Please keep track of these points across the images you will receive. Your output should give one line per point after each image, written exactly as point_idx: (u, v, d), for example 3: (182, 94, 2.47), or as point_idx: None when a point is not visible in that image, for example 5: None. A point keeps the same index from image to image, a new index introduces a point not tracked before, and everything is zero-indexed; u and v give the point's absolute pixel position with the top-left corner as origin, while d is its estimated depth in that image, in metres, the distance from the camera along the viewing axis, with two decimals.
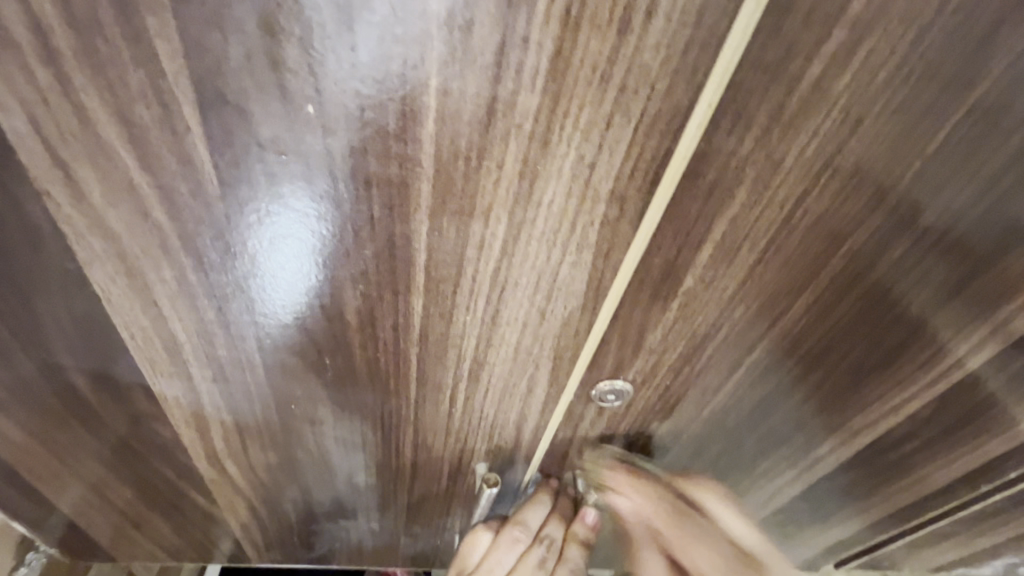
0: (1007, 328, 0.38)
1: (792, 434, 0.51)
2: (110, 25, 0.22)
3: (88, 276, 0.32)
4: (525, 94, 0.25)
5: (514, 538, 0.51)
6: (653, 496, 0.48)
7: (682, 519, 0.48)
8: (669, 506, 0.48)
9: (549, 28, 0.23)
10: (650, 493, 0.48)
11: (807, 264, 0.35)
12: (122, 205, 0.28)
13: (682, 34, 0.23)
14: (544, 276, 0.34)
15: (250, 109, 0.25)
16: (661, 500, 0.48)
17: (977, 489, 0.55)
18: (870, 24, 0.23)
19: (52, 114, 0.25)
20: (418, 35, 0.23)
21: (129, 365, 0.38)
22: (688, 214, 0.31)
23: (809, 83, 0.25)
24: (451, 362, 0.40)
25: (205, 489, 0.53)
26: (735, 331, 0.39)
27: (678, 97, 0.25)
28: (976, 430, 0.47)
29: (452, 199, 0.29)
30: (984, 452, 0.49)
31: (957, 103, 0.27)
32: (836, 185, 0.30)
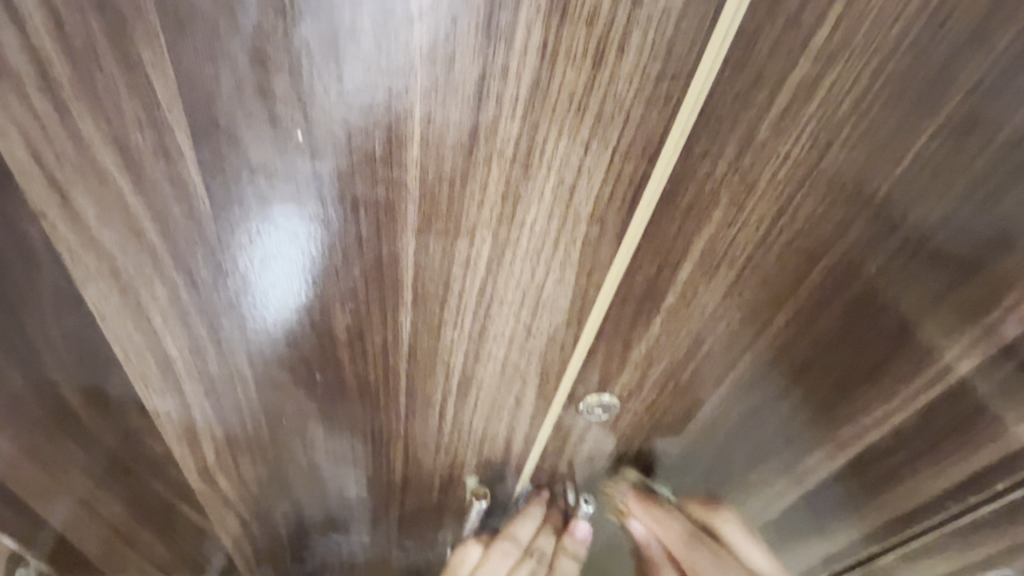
0: (982, 341, 0.39)
1: (779, 446, 0.52)
2: (107, 58, 0.23)
3: (81, 295, 0.33)
4: (506, 121, 0.26)
5: (506, 548, 0.51)
6: (673, 525, 0.49)
7: (705, 545, 0.49)
8: (689, 534, 0.49)
9: (527, 60, 0.24)
10: (669, 521, 0.50)
11: (786, 280, 0.36)
12: (116, 227, 0.29)
13: (654, 65, 0.24)
14: (529, 293, 0.35)
15: (241, 135, 0.26)
16: (677, 529, 0.49)
17: (965, 502, 0.55)
18: (833, 56, 0.25)
19: (49, 141, 0.25)
20: (402, 66, 0.24)
21: (121, 381, 0.39)
22: (667, 234, 0.32)
23: (778, 110, 0.27)
24: (440, 376, 0.41)
25: (197, 503, 0.53)
26: (718, 345, 0.40)
27: (653, 124, 0.26)
28: (959, 442, 0.48)
29: (438, 220, 0.30)
30: (970, 464, 0.50)
31: (921, 128, 0.28)
32: (808, 205, 0.31)
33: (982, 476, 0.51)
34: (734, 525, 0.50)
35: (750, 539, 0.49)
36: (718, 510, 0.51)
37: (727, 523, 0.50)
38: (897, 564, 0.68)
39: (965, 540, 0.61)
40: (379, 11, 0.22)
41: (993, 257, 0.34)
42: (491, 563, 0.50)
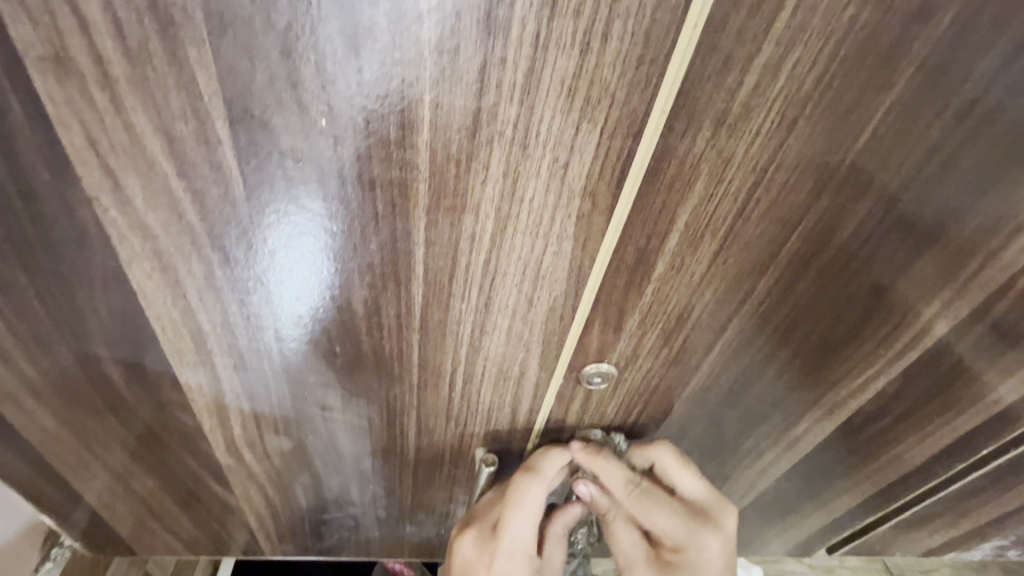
0: (946, 293, 0.43)
1: (770, 412, 0.55)
2: (159, 58, 0.27)
3: (126, 274, 0.36)
4: (505, 106, 0.29)
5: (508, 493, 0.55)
6: (616, 473, 0.52)
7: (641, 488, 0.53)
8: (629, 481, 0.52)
9: (522, 50, 0.27)
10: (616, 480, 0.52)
11: (766, 249, 0.39)
12: (160, 209, 0.33)
13: (635, 52, 0.28)
14: (529, 266, 0.38)
15: (273, 122, 0.29)
16: (621, 478, 0.52)
17: (946, 451, 0.59)
18: (793, 40, 0.28)
19: (106, 132, 0.29)
20: (413, 58, 0.27)
21: (158, 356, 0.43)
22: (654, 206, 0.35)
23: (748, 90, 0.30)
24: (449, 347, 0.44)
25: (223, 478, 0.56)
26: (706, 313, 0.44)
27: (636, 106, 0.30)
28: (931, 393, 0.52)
29: (446, 197, 0.33)
30: (944, 411, 0.54)
31: (877, 103, 0.31)
32: (781, 176, 0.34)
33: (956, 424, 0.55)
34: (670, 457, 0.53)
35: (684, 469, 0.54)
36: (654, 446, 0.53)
37: (664, 454, 0.53)
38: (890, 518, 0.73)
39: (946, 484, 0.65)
40: (394, 10, 0.26)
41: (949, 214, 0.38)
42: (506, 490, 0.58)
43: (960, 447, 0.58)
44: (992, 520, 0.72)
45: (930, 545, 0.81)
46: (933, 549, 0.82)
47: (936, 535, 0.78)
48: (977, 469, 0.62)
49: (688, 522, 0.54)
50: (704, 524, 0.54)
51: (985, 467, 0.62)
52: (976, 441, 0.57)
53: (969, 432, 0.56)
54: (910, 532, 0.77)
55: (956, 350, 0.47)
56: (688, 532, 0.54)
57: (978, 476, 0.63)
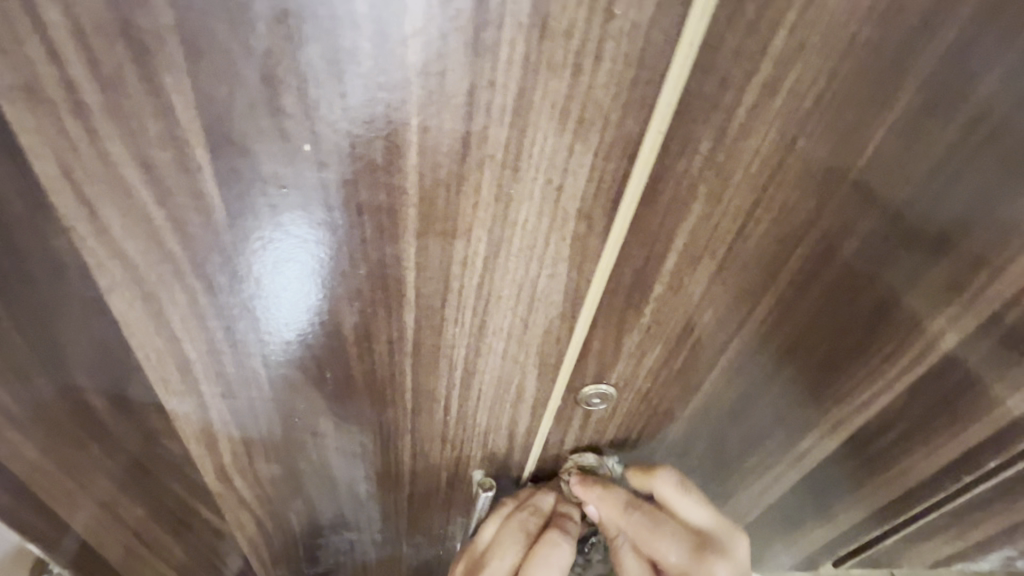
0: (951, 309, 0.42)
1: (773, 429, 0.54)
2: (133, 85, 0.26)
3: (107, 303, 0.35)
4: (495, 128, 0.28)
5: (513, 535, 0.52)
6: (624, 503, 0.50)
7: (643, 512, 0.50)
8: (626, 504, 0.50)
9: (512, 72, 0.26)
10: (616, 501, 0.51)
11: (767, 267, 0.38)
12: (139, 238, 0.32)
13: (629, 72, 0.27)
14: (524, 288, 0.37)
15: (254, 148, 0.28)
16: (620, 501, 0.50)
17: (954, 465, 0.58)
18: (791, 58, 0.27)
19: (81, 161, 0.28)
20: (399, 81, 0.26)
21: (143, 385, 0.41)
22: (651, 227, 0.34)
23: (746, 109, 0.29)
24: (443, 371, 0.43)
25: (213, 504, 0.55)
26: (707, 332, 0.42)
27: (631, 126, 0.29)
28: (938, 408, 0.51)
29: (436, 221, 0.32)
30: (951, 426, 0.53)
31: (879, 120, 0.30)
32: (782, 195, 0.33)
33: (963, 439, 0.54)
34: (670, 485, 0.50)
35: (684, 496, 0.50)
36: (654, 476, 0.50)
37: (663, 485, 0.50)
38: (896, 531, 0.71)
39: (954, 497, 0.64)
40: (377, 33, 0.25)
41: (954, 229, 0.37)
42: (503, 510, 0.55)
43: (967, 460, 0.57)
44: (1001, 532, 0.71)
45: (939, 557, 0.79)
46: (941, 561, 0.81)
47: (944, 548, 0.76)
48: (985, 483, 0.61)
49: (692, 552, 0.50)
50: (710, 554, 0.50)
51: (994, 480, 0.60)
52: (984, 455, 0.56)
53: (977, 446, 0.55)
54: (918, 545, 0.75)
55: (962, 365, 0.46)
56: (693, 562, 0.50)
57: (986, 488, 0.62)
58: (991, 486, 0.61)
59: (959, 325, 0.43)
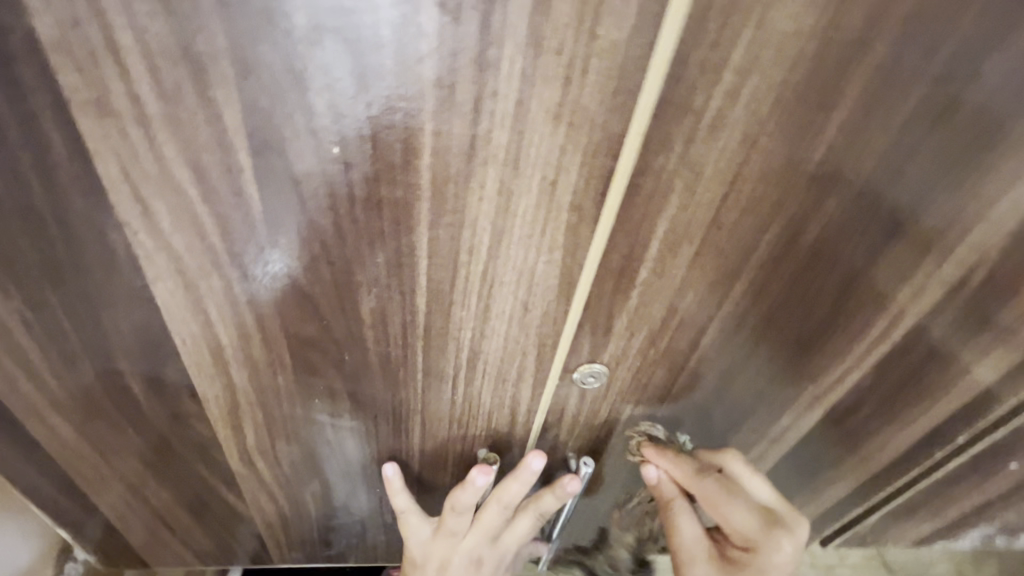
0: (907, 289, 0.47)
1: (754, 407, 0.58)
2: (188, 98, 0.30)
3: (151, 292, 0.39)
4: (498, 132, 0.33)
5: (530, 521, 0.61)
6: (604, 474, 0.56)
7: (646, 479, 0.59)
8: (629, 474, 0.58)
9: (512, 84, 0.31)
10: (603, 475, 0.56)
11: (740, 253, 0.43)
12: (185, 231, 0.36)
13: (611, 82, 0.31)
14: (523, 274, 0.41)
15: (289, 151, 0.33)
16: None
17: (924, 439, 0.62)
18: (750, 68, 0.32)
19: (138, 163, 0.32)
20: (415, 93, 0.31)
21: (178, 368, 0.45)
22: (635, 218, 0.38)
23: (713, 113, 0.34)
24: (451, 353, 0.47)
25: (235, 485, 0.59)
26: (689, 314, 0.47)
27: (614, 129, 0.33)
28: (905, 383, 0.56)
29: (446, 214, 0.37)
30: (918, 400, 0.57)
31: (830, 120, 0.35)
32: (749, 187, 0.38)
33: (930, 412, 0.59)
34: (663, 458, 0.59)
35: (680, 463, 0.58)
36: (648, 450, 0.59)
37: (657, 457, 0.59)
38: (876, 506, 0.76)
39: (928, 471, 0.68)
40: (398, 52, 0.29)
41: (903, 216, 0.41)
42: (504, 497, 0.58)
43: (936, 435, 0.62)
44: (976, 507, 0.76)
45: (919, 534, 0.84)
46: (922, 538, 0.85)
47: (924, 525, 0.81)
48: (955, 455, 0.65)
49: (706, 502, 0.59)
50: (724, 502, 0.58)
51: (963, 455, 0.65)
52: (951, 429, 0.61)
53: (943, 419, 0.60)
54: (899, 522, 0.80)
55: (922, 341, 0.51)
56: (714, 510, 0.59)
57: (957, 462, 0.67)
58: (961, 459, 0.66)
59: (915, 304, 0.48)
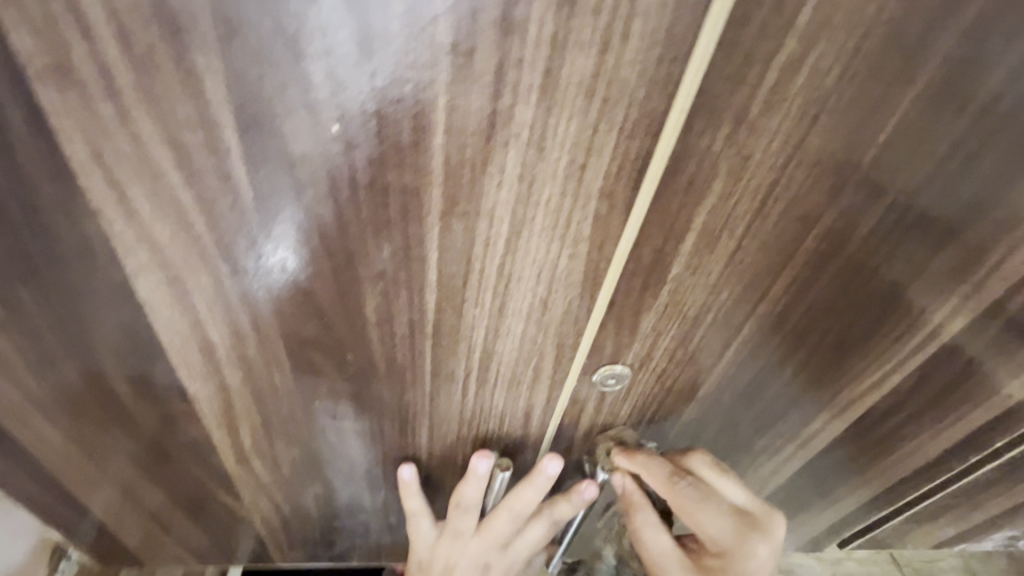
0: (964, 287, 0.42)
1: (784, 410, 0.54)
2: (164, 65, 0.26)
3: (132, 287, 0.35)
4: (521, 107, 0.28)
5: (543, 527, 0.58)
6: (659, 468, 0.52)
7: (687, 485, 0.52)
8: (672, 475, 0.52)
9: (540, 50, 0.26)
10: (659, 469, 0.52)
11: (784, 246, 0.38)
12: (167, 220, 0.32)
13: (655, 50, 0.27)
14: (544, 269, 0.37)
15: (283, 129, 0.29)
16: (666, 471, 0.52)
17: (963, 445, 0.58)
18: (816, 34, 0.27)
19: (110, 142, 0.28)
20: (427, 61, 0.26)
21: (167, 368, 0.42)
22: (671, 207, 0.34)
23: (769, 86, 0.29)
24: (462, 353, 0.43)
25: (232, 488, 0.55)
26: (722, 313, 0.43)
27: (655, 104, 0.29)
28: (949, 388, 0.52)
29: (460, 202, 0.33)
30: (961, 406, 0.53)
31: (901, 97, 0.31)
32: (801, 173, 0.34)
33: (974, 418, 0.55)
34: (706, 465, 0.53)
35: (722, 475, 0.53)
36: (689, 455, 0.54)
37: (701, 463, 0.53)
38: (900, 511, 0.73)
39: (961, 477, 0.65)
40: (408, 12, 0.25)
41: (969, 207, 0.37)
42: (515, 502, 0.55)
43: (974, 441, 0.58)
44: (1006, 512, 0.72)
45: (943, 537, 0.80)
46: (945, 541, 0.82)
47: (948, 528, 0.77)
48: (993, 462, 0.61)
49: (736, 528, 0.51)
50: (753, 533, 0.52)
51: (999, 459, 0.61)
52: (993, 435, 0.57)
53: (986, 425, 0.56)
54: (923, 526, 0.77)
55: (973, 344, 0.47)
56: (736, 541, 0.51)
57: (994, 468, 0.63)
58: (999, 466, 0.62)
59: (970, 303, 0.44)
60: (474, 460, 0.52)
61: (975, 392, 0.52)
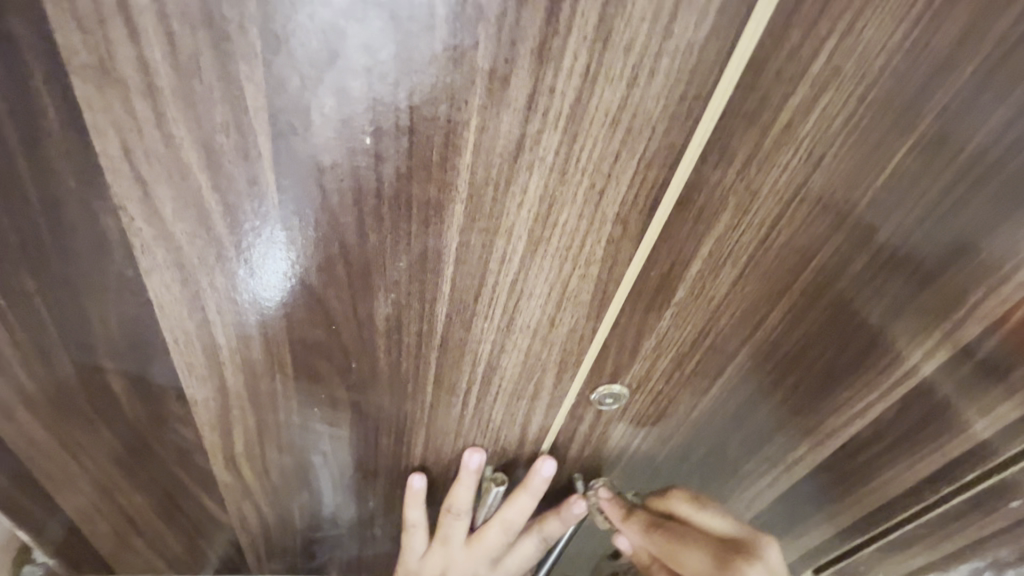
0: (946, 324, 0.45)
1: (771, 435, 0.56)
2: (207, 71, 0.26)
3: (144, 285, 0.35)
4: (549, 133, 0.30)
5: (533, 544, 0.59)
6: (635, 524, 0.55)
7: (664, 530, 0.54)
8: (650, 523, 0.55)
9: (572, 80, 0.28)
10: (636, 520, 0.55)
11: (783, 276, 0.40)
12: (189, 221, 0.32)
13: (679, 87, 0.29)
14: (555, 288, 0.38)
15: (316, 139, 0.29)
16: (640, 524, 0.55)
17: (936, 477, 0.60)
18: (827, 82, 0.29)
19: (142, 142, 0.29)
20: (464, 84, 0.28)
21: (167, 368, 0.41)
22: (680, 234, 0.36)
23: (781, 127, 0.31)
24: (466, 366, 0.44)
25: (217, 493, 0.54)
26: (720, 338, 0.45)
27: (675, 137, 0.31)
28: (929, 420, 0.53)
29: (480, 219, 0.34)
30: (938, 439, 0.55)
31: (898, 144, 0.33)
32: (804, 209, 0.36)
33: (949, 450, 0.57)
34: (682, 502, 0.55)
35: (700, 510, 0.55)
36: (666, 497, 0.56)
37: (677, 503, 0.56)
38: (871, 539, 0.75)
39: (934, 510, 0.66)
40: (451, 36, 0.26)
41: (957, 249, 0.39)
42: (511, 511, 0.56)
43: (946, 472, 0.60)
44: (974, 546, 0.74)
45: (911, 567, 0.82)
46: (914, 571, 0.83)
47: (917, 558, 0.79)
48: (965, 496, 0.63)
49: (717, 557, 0.50)
50: (740, 554, 0.50)
51: (969, 492, 0.62)
52: (965, 469, 0.59)
53: (961, 459, 0.58)
54: (892, 555, 0.78)
55: (951, 377, 0.49)
56: (720, 572, 0.49)
57: (965, 503, 0.65)
58: (970, 501, 0.64)
59: (951, 339, 0.46)
60: (466, 455, 0.52)
61: (952, 426, 0.54)
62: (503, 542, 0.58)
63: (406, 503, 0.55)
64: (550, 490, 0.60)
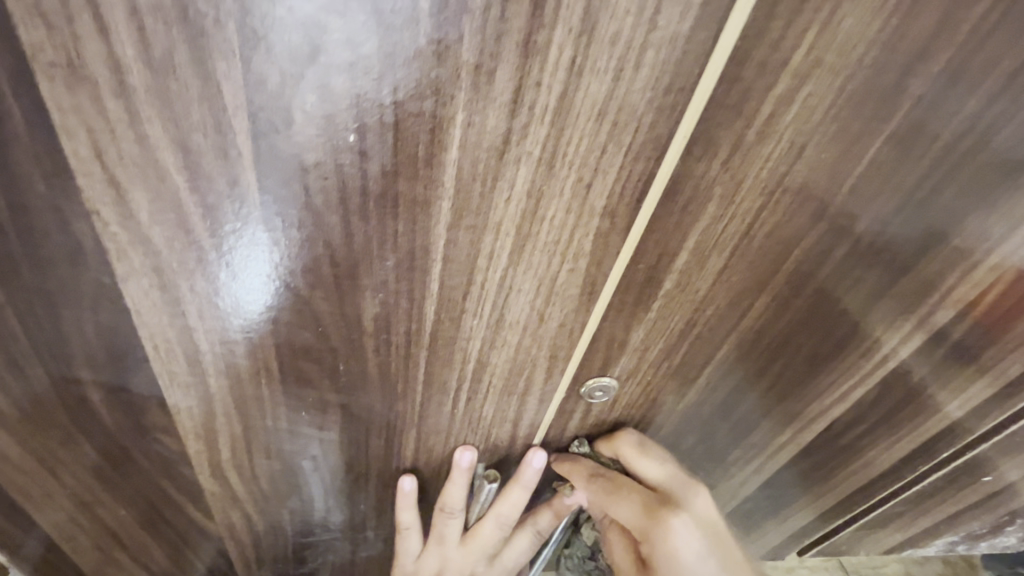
0: (922, 308, 0.46)
1: (757, 422, 0.57)
2: (182, 69, 0.25)
3: (121, 292, 0.34)
4: (536, 127, 0.30)
5: (528, 538, 0.60)
6: (583, 469, 0.54)
7: (607, 480, 0.52)
8: (593, 472, 0.53)
9: (558, 74, 0.28)
10: (581, 468, 0.54)
11: (768, 265, 0.41)
12: (167, 224, 0.31)
13: (665, 79, 0.29)
14: (544, 282, 0.38)
15: (298, 138, 0.29)
16: (586, 471, 0.53)
17: (913, 455, 0.62)
18: (807, 73, 0.30)
19: (115, 143, 0.28)
20: (449, 79, 0.27)
21: (147, 377, 0.40)
22: (667, 227, 0.36)
23: (763, 118, 0.31)
24: (455, 364, 0.43)
25: (202, 504, 0.53)
26: (707, 328, 0.45)
27: (661, 130, 0.31)
28: (907, 401, 0.55)
29: (468, 215, 0.33)
30: (916, 419, 0.57)
31: (876, 133, 0.34)
32: (787, 199, 0.36)
33: (926, 430, 0.59)
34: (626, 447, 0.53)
35: (643, 456, 0.53)
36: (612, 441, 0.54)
37: (622, 448, 0.54)
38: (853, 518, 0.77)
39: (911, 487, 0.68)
40: (435, 30, 0.26)
41: (933, 235, 0.40)
42: (504, 505, 0.57)
43: (923, 450, 0.62)
44: (949, 520, 0.76)
45: (890, 544, 0.84)
46: (893, 547, 0.86)
47: (896, 534, 0.81)
48: (941, 472, 0.65)
49: (646, 507, 0.50)
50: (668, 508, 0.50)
51: (944, 469, 0.65)
52: (940, 447, 0.61)
53: (937, 437, 0.60)
54: (873, 533, 0.81)
55: (928, 360, 0.51)
56: (647, 521, 0.50)
57: (941, 480, 0.67)
58: (945, 477, 0.66)
59: (927, 322, 0.47)
60: (458, 453, 0.52)
61: (928, 406, 0.56)
62: (496, 537, 0.59)
63: (399, 504, 0.55)
64: (541, 485, 0.60)
